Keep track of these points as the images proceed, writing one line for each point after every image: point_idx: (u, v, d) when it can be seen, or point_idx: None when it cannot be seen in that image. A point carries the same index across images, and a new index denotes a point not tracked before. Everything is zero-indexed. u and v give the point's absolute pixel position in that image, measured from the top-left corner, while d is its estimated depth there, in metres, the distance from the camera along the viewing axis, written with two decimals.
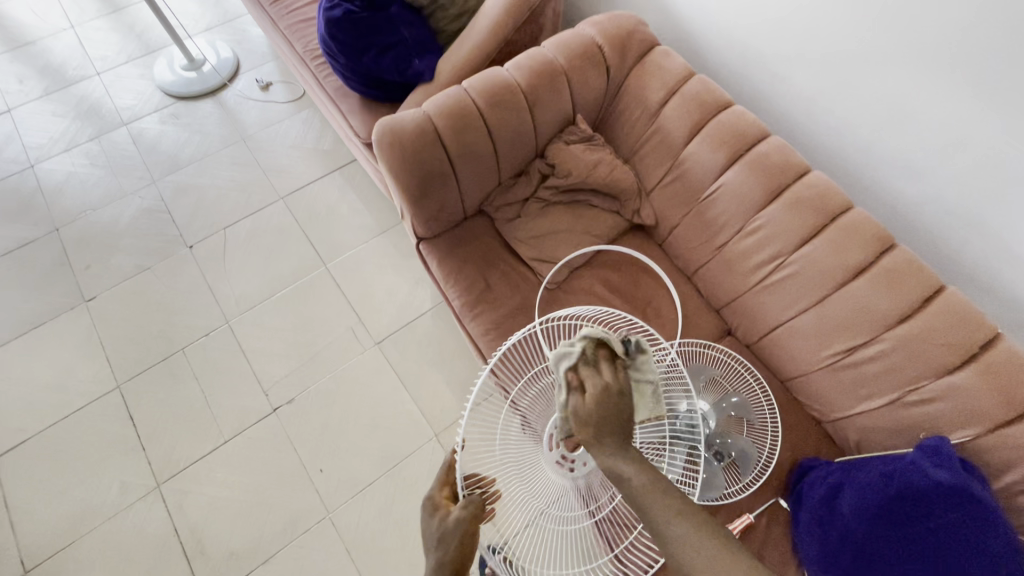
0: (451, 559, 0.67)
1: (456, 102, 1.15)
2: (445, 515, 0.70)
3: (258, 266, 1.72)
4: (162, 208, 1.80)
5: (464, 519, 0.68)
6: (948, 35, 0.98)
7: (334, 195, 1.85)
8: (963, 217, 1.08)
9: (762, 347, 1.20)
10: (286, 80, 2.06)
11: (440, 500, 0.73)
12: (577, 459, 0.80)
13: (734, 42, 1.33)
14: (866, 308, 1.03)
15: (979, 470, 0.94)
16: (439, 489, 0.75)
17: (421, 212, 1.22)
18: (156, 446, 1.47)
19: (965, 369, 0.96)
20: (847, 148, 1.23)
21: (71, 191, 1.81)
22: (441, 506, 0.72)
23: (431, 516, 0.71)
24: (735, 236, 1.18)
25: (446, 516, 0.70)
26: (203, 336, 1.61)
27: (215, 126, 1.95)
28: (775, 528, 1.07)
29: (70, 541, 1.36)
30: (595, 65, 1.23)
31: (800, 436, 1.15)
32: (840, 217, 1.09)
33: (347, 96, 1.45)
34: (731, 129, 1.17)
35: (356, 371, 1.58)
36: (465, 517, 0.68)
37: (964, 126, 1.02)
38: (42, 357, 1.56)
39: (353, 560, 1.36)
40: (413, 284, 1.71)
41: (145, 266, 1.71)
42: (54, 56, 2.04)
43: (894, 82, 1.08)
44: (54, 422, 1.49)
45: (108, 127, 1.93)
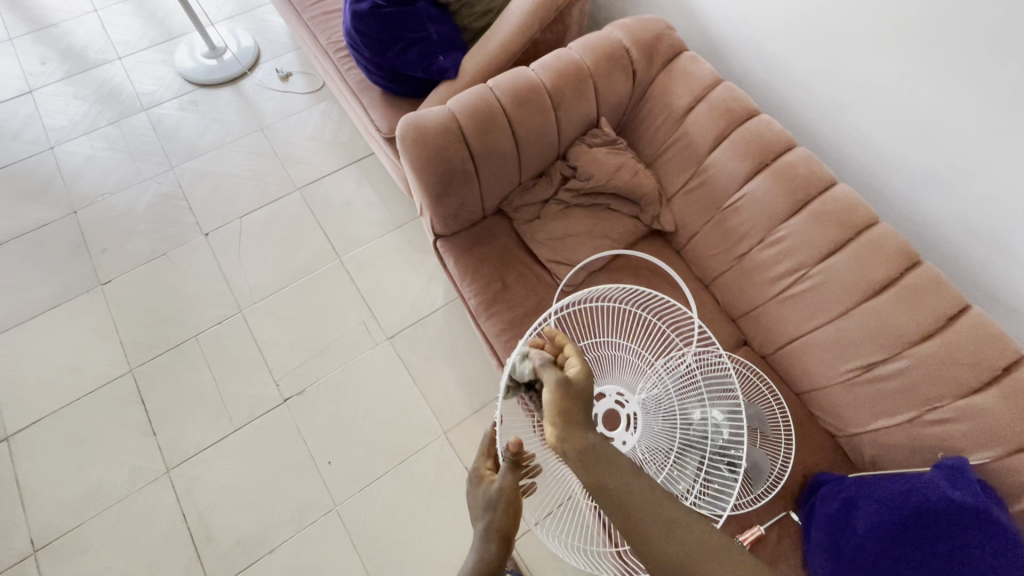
0: (495, 525, 0.73)
1: (481, 101, 1.14)
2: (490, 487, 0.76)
3: (272, 256, 1.72)
4: (179, 194, 1.81)
5: (505, 488, 0.73)
6: (985, 52, 0.96)
7: (350, 188, 1.85)
8: (991, 237, 1.07)
9: (779, 358, 1.19)
10: (305, 71, 2.06)
11: (486, 472, 0.79)
12: (619, 437, 0.91)
13: (761, 50, 1.32)
14: (888, 324, 1.03)
15: (998, 492, 0.93)
16: (484, 463, 0.81)
17: (441, 210, 1.22)
18: (167, 431, 1.48)
19: (987, 391, 0.95)
20: (874, 161, 1.22)
21: (89, 174, 1.82)
22: (485, 478, 0.78)
23: (477, 487, 0.78)
24: (757, 246, 1.18)
25: (489, 485, 0.76)
26: (216, 323, 1.62)
27: (234, 114, 1.96)
28: (786, 542, 1.06)
29: (78, 522, 1.37)
30: (621, 67, 1.23)
31: (815, 451, 1.15)
32: (864, 232, 1.08)
33: (369, 90, 1.45)
34: (757, 137, 1.16)
35: (366, 366, 1.58)
36: (506, 486, 0.73)
37: (994, 145, 1.01)
38: (56, 339, 1.57)
39: (358, 553, 1.37)
40: (427, 280, 1.71)
41: (161, 252, 1.71)
42: (76, 39, 2.05)
43: (925, 97, 1.07)
44: (66, 404, 1.50)
45: (128, 112, 1.93)
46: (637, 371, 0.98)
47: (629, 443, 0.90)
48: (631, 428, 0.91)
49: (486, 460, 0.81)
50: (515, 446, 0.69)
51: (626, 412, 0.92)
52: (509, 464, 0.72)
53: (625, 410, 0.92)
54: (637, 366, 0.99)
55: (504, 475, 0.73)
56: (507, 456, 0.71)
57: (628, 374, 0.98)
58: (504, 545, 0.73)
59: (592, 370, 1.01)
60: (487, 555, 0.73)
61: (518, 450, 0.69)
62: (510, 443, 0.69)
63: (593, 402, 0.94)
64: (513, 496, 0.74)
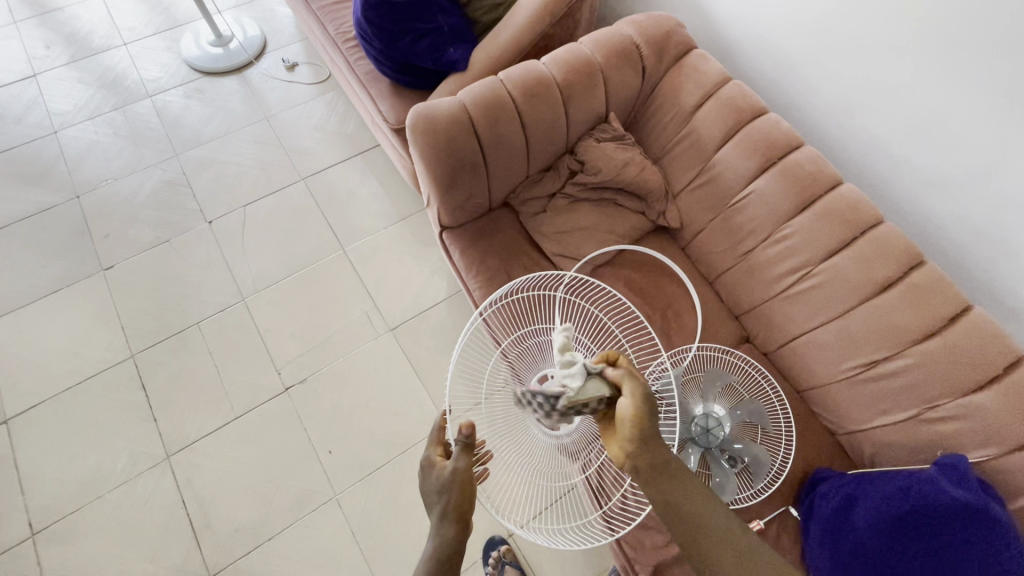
0: (452, 506, 0.71)
1: (492, 92, 1.15)
2: (442, 469, 0.74)
3: (276, 245, 1.72)
4: (183, 182, 1.80)
5: (459, 471, 0.73)
6: (993, 56, 0.97)
7: (355, 179, 1.85)
8: (992, 240, 1.09)
9: (781, 355, 1.21)
10: (312, 61, 2.06)
11: (436, 458, 0.77)
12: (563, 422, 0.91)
13: (771, 49, 1.33)
14: (891, 322, 1.04)
15: (996, 490, 0.94)
16: (435, 449, 0.78)
17: (449, 202, 1.22)
18: (168, 418, 1.48)
19: (987, 390, 0.96)
20: (878, 162, 1.23)
21: (93, 159, 1.81)
22: (437, 464, 0.76)
23: (428, 473, 0.75)
24: (762, 244, 1.19)
25: (442, 469, 0.74)
26: (219, 311, 1.62)
27: (239, 103, 1.95)
28: (784, 537, 1.07)
29: (78, 506, 1.37)
30: (631, 63, 1.23)
31: (815, 448, 1.16)
32: (869, 231, 1.09)
33: (378, 81, 1.45)
34: (765, 136, 1.17)
35: (369, 356, 1.58)
36: (461, 468, 0.73)
37: (1000, 149, 1.02)
38: (57, 323, 1.57)
39: (357, 542, 1.37)
40: (430, 272, 1.72)
41: (163, 239, 1.71)
42: (81, 24, 2.04)
43: (933, 98, 1.08)
44: (66, 388, 1.49)
45: (133, 99, 1.93)
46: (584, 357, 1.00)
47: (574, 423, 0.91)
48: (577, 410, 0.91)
49: (436, 446, 0.80)
50: (466, 428, 0.73)
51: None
52: (461, 447, 0.74)
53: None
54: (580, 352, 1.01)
55: (456, 457, 0.74)
56: (459, 439, 0.74)
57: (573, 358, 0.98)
58: (461, 527, 0.71)
59: (540, 355, 1.00)
60: (444, 538, 0.69)
61: (470, 432, 0.73)
62: (461, 424, 0.73)
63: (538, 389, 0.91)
64: (468, 477, 0.73)
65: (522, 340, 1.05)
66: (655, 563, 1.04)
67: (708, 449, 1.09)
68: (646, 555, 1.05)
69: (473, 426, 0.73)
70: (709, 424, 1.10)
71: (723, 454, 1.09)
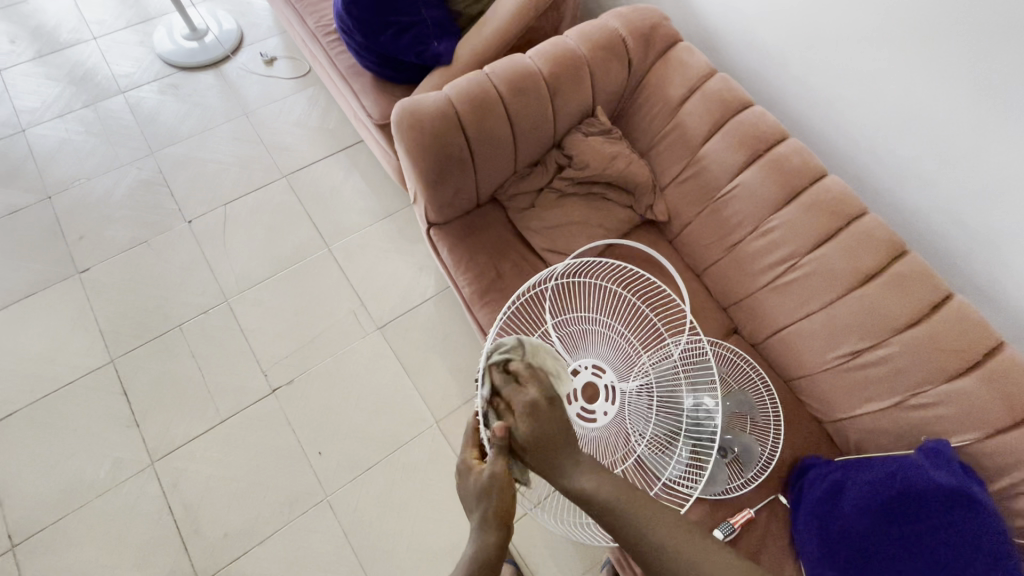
0: (482, 511, 0.70)
1: (478, 87, 1.14)
2: (480, 473, 0.72)
3: (259, 244, 1.68)
4: (159, 180, 1.75)
5: (496, 475, 0.71)
6: (972, 48, 0.99)
7: (339, 176, 1.82)
8: (971, 229, 1.11)
9: (768, 346, 1.22)
10: (291, 55, 2.01)
11: (473, 462, 0.75)
12: (599, 409, 0.96)
13: (754, 42, 1.33)
14: (875, 312, 1.06)
15: (976, 471, 0.97)
16: (470, 452, 0.77)
17: (437, 198, 1.21)
18: (151, 423, 1.44)
19: (968, 375, 0.99)
20: (860, 153, 1.25)
21: (64, 158, 1.75)
22: (474, 468, 0.74)
23: (467, 479, 0.73)
24: (749, 236, 1.20)
25: (480, 474, 0.72)
26: (201, 313, 1.58)
27: (216, 98, 1.90)
28: (775, 524, 1.09)
29: (60, 515, 1.33)
30: (617, 56, 1.23)
31: (802, 437, 1.18)
32: (853, 222, 1.10)
33: (360, 75, 1.43)
34: (751, 129, 1.18)
35: (356, 356, 1.56)
36: (498, 472, 0.71)
37: (978, 140, 1.04)
38: (32, 329, 1.52)
39: (349, 543, 1.36)
40: (417, 269, 1.70)
41: (141, 240, 1.66)
42: (48, 17, 1.97)
43: (913, 90, 1.09)
44: (43, 395, 1.45)
45: (104, 95, 1.87)
46: (609, 342, 1.04)
47: (609, 413, 0.95)
48: (611, 400, 0.97)
49: (471, 450, 0.78)
50: (501, 430, 0.71)
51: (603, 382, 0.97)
52: (496, 451, 0.71)
53: (603, 381, 0.97)
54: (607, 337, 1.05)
55: (494, 461, 0.72)
56: (493, 443, 0.72)
57: (598, 347, 1.03)
58: (504, 532, 0.70)
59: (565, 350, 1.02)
60: (486, 544, 0.69)
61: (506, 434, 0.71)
62: (495, 428, 0.71)
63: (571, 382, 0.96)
64: (506, 479, 0.71)
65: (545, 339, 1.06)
66: None
67: None
68: None
69: (506, 429, 0.72)
70: None
71: (714, 445, 1.11)
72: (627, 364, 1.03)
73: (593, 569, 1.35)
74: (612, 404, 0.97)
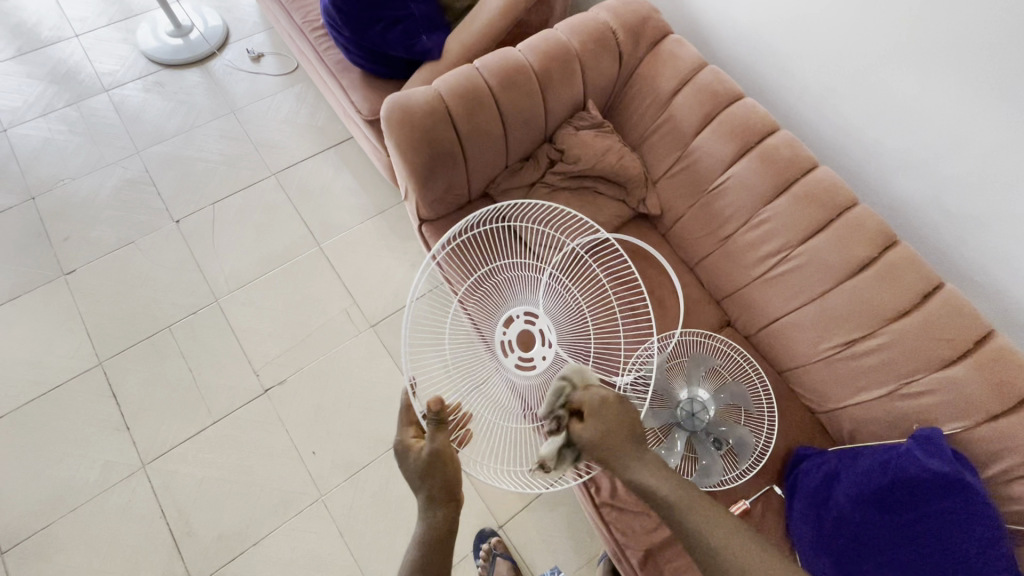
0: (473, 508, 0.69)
1: (468, 81, 1.12)
2: (418, 451, 0.72)
3: (248, 243, 1.67)
4: (146, 180, 1.73)
5: (439, 451, 0.71)
6: (961, 38, 0.99)
7: (329, 173, 1.80)
8: (961, 218, 1.12)
9: (761, 338, 1.23)
10: (278, 52, 1.99)
11: (412, 440, 0.74)
12: (536, 355, 0.88)
13: (745, 34, 1.33)
14: (867, 302, 1.06)
15: (969, 459, 0.98)
16: (409, 431, 0.76)
17: (428, 194, 1.20)
18: (141, 426, 1.42)
19: (960, 363, 0.99)
20: (850, 144, 1.25)
21: (47, 158, 1.72)
22: (413, 446, 0.73)
23: (405, 458, 0.73)
24: (741, 228, 1.20)
25: (419, 452, 0.72)
26: (190, 313, 1.56)
27: (202, 96, 1.88)
28: (770, 515, 1.10)
29: (50, 520, 1.31)
30: (608, 49, 1.22)
31: (796, 427, 1.18)
32: (844, 213, 1.11)
33: (349, 71, 1.41)
34: (742, 121, 1.17)
35: (349, 355, 1.55)
36: (438, 447, 0.71)
37: (968, 130, 1.05)
38: (17, 333, 1.49)
39: (345, 542, 1.35)
40: (410, 266, 1.69)
41: (128, 240, 1.64)
42: (28, 15, 1.93)
43: (904, 80, 1.10)
44: (30, 399, 1.43)
45: (88, 93, 1.83)
46: (550, 291, 0.96)
47: (546, 359, 0.87)
48: (548, 342, 0.88)
49: (410, 428, 0.77)
50: (436, 403, 0.69)
51: (538, 328, 0.90)
52: (433, 426, 0.71)
53: (537, 327, 0.90)
54: (553, 290, 0.97)
55: (432, 437, 0.71)
56: (430, 418, 0.71)
57: (538, 296, 0.96)
58: (451, 507, 0.71)
59: (503, 295, 0.98)
60: (436, 520, 0.70)
61: (440, 408, 0.70)
62: (430, 401, 0.70)
63: (502, 329, 0.90)
64: (445, 458, 0.71)
65: (484, 282, 1.00)
66: (646, 547, 1.05)
67: (694, 433, 1.11)
68: (638, 540, 1.06)
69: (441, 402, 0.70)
70: (695, 408, 1.11)
71: (709, 437, 1.10)
72: (572, 323, 0.93)
73: (590, 563, 1.35)
74: (550, 349, 0.88)
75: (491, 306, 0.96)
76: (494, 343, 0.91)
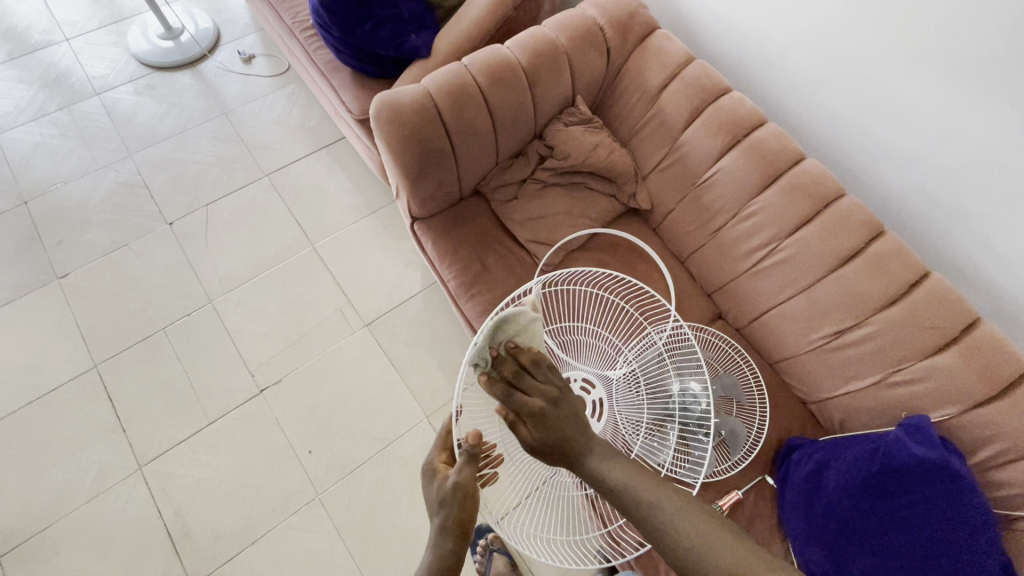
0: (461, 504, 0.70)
1: (456, 78, 1.13)
2: (443, 479, 0.73)
3: (242, 245, 1.67)
4: (138, 183, 1.73)
5: (461, 483, 0.72)
6: (943, 28, 1.00)
7: (321, 173, 1.80)
8: (947, 208, 1.13)
9: (752, 330, 1.24)
10: (269, 53, 1.99)
11: (440, 466, 0.76)
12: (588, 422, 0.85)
13: (732, 29, 1.34)
14: (855, 291, 1.07)
15: (956, 446, 1.00)
16: (439, 456, 0.78)
17: (419, 192, 1.20)
18: (137, 428, 1.43)
19: (947, 351, 1.00)
20: (838, 137, 1.26)
21: (39, 162, 1.72)
22: (439, 472, 0.75)
23: (431, 482, 0.74)
24: (730, 221, 1.21)
25: (444, 480, 0.73)
26: (185, 315, 1.56)
27: (193, 98, 1.88)
28: (763, 505, 1.11)
29: (47, 523, 1.32)
30: (595, 45, 1.23)
31: (788, 418, 1.19)
32: (831, 205, 1.11)
33: (339, 70, 1.42)
34: (730, 115, 1.18)
35: (344, 354, 1.55)
36: (463, 481, 0.72)
37: (952, 119, 1.06)
38: (11, 337, 1.49)
39: (343, 540, 1.36)
40: (404, 265, 1.69)
41: (122, 243, 1.64)
42: (18, 19, 1.92)
43: (888, 72, 1.11)
44: (25, 403, 1.43)
45: (79, 97, 1.83)
46: (600, 357, 0.93)
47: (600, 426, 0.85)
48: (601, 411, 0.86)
49: (441, 453, 0.79)
50: (474, 437, 0.72)
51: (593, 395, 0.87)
52: (465, 458, 0.73)
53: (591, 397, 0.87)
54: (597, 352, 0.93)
55: (460, 469, 0.73)
56: (465, 449, 0.73)
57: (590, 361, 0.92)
58: (461, 541, 0.71)
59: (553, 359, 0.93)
60: (443, 552, 0.70)
61: (476, 441, 0.73)
62: (469, 435, 0.72)
63: None
64: (468, 488, 0.72)
65: None
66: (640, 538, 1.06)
67: None
68: None
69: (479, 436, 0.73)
70: None
71: None
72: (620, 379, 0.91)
73: None
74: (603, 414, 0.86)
75: None
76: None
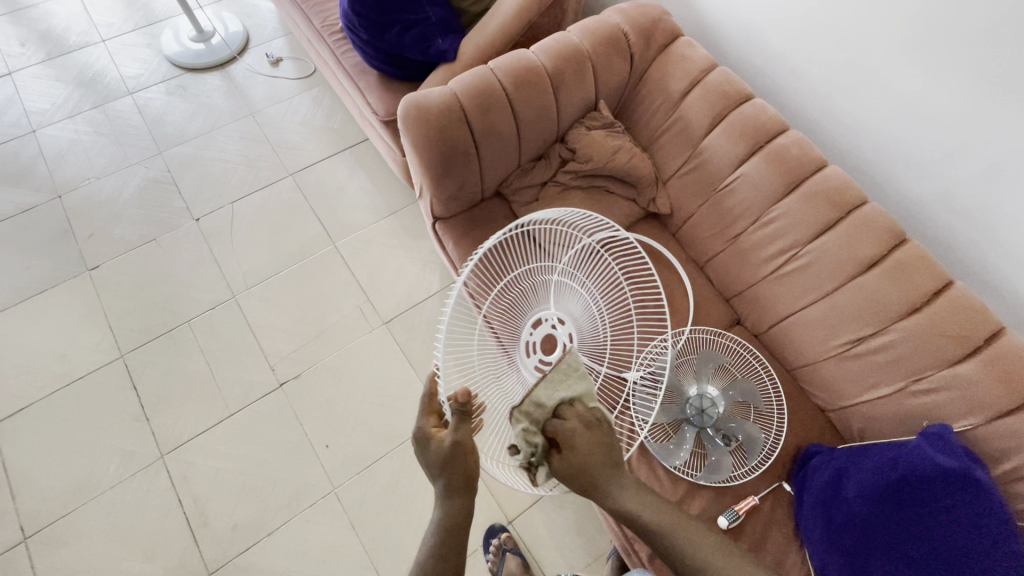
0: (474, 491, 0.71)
1: (483, 81, 1.15)
2: (440, 442, 0.71)
3: (265, 242, 1.70)
4: (168, 180, 1.78)
5: (460, 442, 0.70)
6: (968, 38, 1.01)
7: (344, 173, 1.84)
8: (970, 218, 1.13)
9: (771, 337, 1.24)
10: (296, 56, 2.04)
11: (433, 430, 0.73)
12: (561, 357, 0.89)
13: (754, 38, 1.35)
14: (877, 299, 1.07)
15: (980, 456, 0.98)
16: (428, 420, 0.74)
17: (442, 190, 1.22)
18: (160, 418, 1.46)
19: (970, 360, 1.00)
20: (861, 145, 1.26)
21: (74, 158, 1.78)
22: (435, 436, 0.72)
23: (427, 449, 0.71)
24: (750, 227, 1.21)
25: (442, 444, 0.71)
26: (209, 309, 1.60)
27: (223, 100, 1.93)
28: (779, 511, 1.10)
29: (71, 508, 1.35)
30: (619, 50, 1.25)
31: (806, 426, 1.18)
32: (854, 212, 1.11)
33: (366, 73, 1.45)
34: (752, 121, 1.19)
35: (362, 352, 1.58)
36: (462, 438, 0.71)
37: (977, 129, 1.06)
38: (43, 325, 1.54)
39: (357, 535, 1.37)
40: (422, 265, 1.72)
41: (149, 237, 1.69)
42: (57, 21, 2.00)
43: (913, 82, 1.11)
44: (54, 390, 1.47)
45: (113, 97, 1.89)
46: (582, 300, 0.97)
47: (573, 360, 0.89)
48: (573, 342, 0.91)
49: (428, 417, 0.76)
50: (463, 394, 0.70)
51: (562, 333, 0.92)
52: (457, 417, 0.71)
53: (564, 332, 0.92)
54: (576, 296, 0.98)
55: (456, 429, 0.71)
56: (453, 408, 0.71)
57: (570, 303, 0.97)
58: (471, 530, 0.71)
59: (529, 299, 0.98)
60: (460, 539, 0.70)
61: (465, 398, 0.70)
62: (457, 391, 0.70)
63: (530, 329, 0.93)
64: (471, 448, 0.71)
65: (508, 289, 0.99)
66: None
67: (702, 428, 1.13)
68: None
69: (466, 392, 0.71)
70: (704, 404, 1.14)
71: (718, 433, 1.12)
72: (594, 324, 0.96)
73: (597, 559, 1.35)
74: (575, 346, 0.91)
75: (516, 309, 0.97)
76: (520, 343, 0.94)
